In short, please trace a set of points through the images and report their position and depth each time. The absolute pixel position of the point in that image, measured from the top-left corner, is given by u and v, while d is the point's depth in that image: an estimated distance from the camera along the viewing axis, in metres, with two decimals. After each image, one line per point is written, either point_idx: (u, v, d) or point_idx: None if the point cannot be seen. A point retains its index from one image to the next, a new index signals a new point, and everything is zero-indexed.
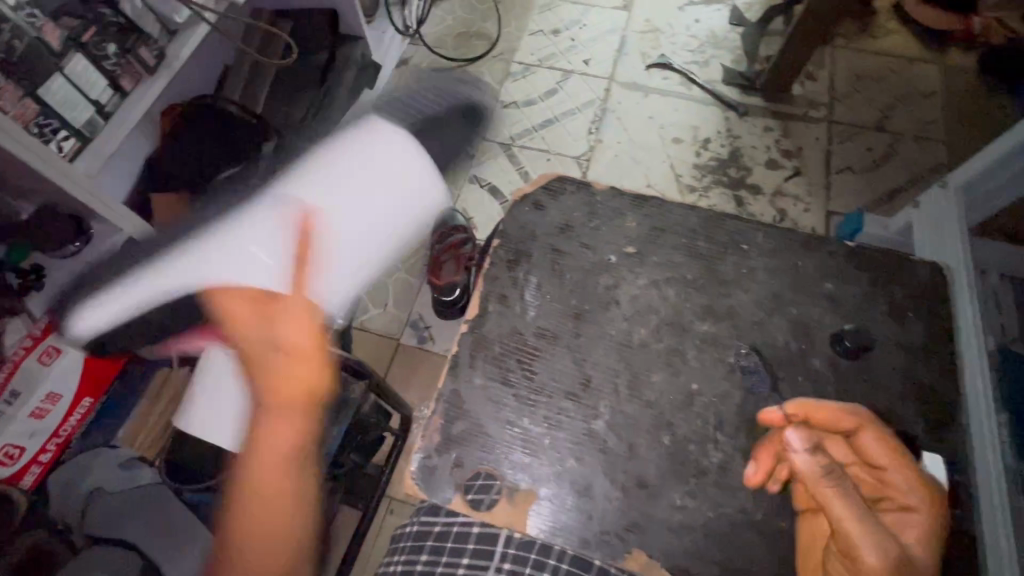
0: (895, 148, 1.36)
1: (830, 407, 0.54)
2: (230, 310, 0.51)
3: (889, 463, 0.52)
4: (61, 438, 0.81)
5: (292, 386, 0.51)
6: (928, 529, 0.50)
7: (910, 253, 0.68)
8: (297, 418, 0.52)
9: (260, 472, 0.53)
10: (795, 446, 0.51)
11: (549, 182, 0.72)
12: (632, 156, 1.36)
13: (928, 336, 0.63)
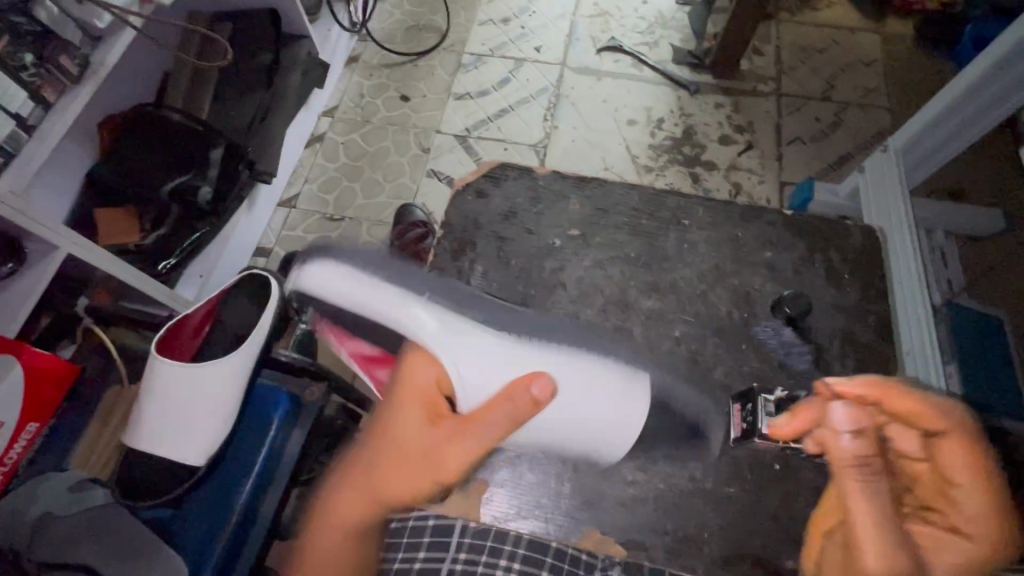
0: (841, 118, 1.39)
1: (917, 400, 0.50)
2: (412, 396, 0.53)
3: (962, 478, 0.50)
4: (8, 465, 0.76)
5: (416, 480, 0.50)
6: (977, 560, 0.49)
7: (846, 218, 0.70)
8: (366, 500, 0.52)
9: (330, 534, 0.52)
10: (846, 429, 0.47)
11: (493, 170, 0.72)
12: (588, 140, 1.36)
13: (862, 297, 0.65)
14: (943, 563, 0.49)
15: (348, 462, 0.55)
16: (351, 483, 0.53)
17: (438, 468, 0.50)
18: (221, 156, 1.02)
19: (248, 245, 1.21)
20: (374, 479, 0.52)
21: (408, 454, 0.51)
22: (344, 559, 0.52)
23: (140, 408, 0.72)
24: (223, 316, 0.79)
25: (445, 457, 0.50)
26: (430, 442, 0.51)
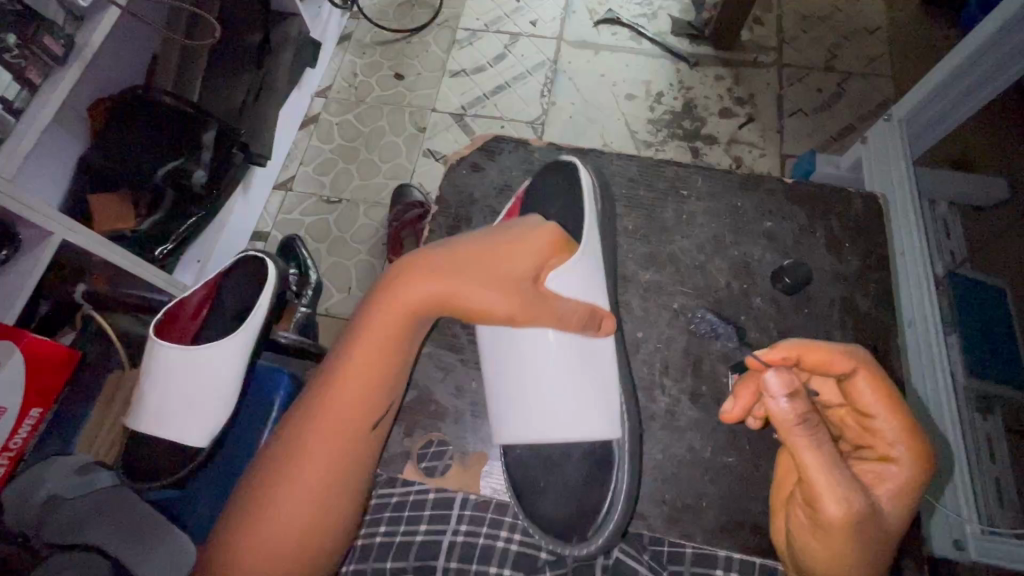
0: (844, 87, 1.36)
1: (821, 349, 0.50)
2: (516, 235, 0.57)
3: (878, 409, 0.50)
4: (14, 450, 0.77)
5: (481, 299, 0.54)
6: (911, 484, 0.48)
7: (849, 187, 0.69)
8: (435, 298, 0.55)
9: (367, 339, 0.55)
10: (782, 393, 0.45)
11: (487, 143, 0.75)
12: (586, 115, 1.33)
13: (863, 266, 0.64)
14: (887, 493, 0.48)
15: (429, 253, 0.57)
16: (416, 281, 0.55)
17: (505, 301, 0.54)
18: (213, 138, 1.01)
19: (245, 229, 1.21)
20: (447, 284, 0.54)
21: (452, 309, 0.56)
22: (377, 360, 0.55)
23: (140, 390, 0.72)
24: (222, 299, 0.78)
25: (503, 292, 0.54)
26: (514, 277, 0.55)
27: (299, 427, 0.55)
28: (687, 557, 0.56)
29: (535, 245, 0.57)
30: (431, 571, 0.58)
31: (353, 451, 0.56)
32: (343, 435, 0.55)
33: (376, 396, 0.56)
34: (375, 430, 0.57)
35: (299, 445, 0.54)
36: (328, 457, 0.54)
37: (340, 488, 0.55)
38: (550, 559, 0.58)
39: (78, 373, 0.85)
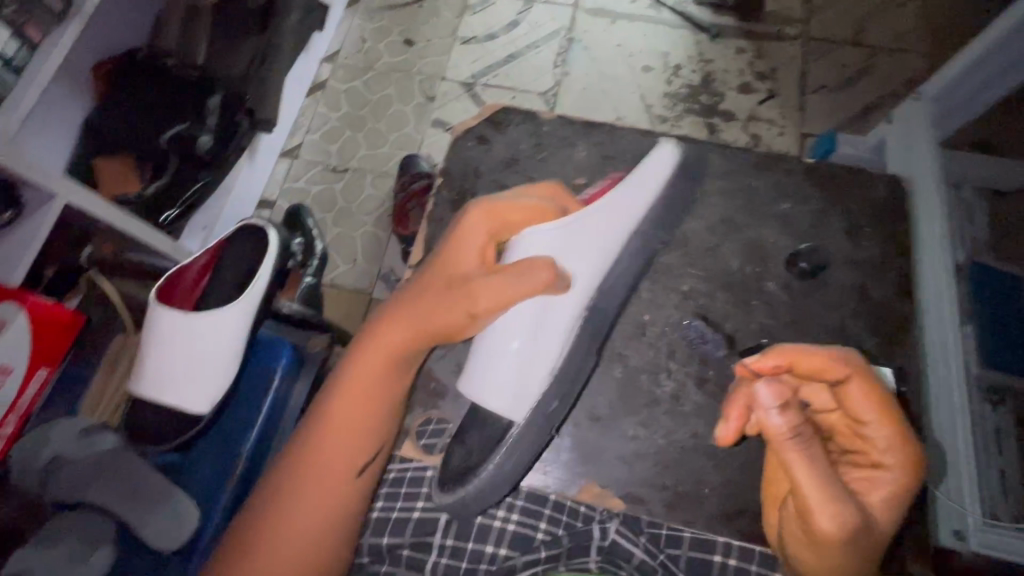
0: (871, 64, 1.30)
1: (814, 357, 0.50)
2: (470, 235, 0.57)
3: (871, 417, 0.50)
4: (21, 410, 0.77)
5: (451, 314, 0.54)
6: (903, 488, 0.49)
7: (870, 168, 0.65)
8: (409, 329, 0.56)
9: (353, 382, 0.56)
10: (770, 403, 0.47)
11: (494, 115, 0.72)
12: (601, 87, 1.29)
13: (883, 251, 0.62)
14: (878, 498, 0.49)
15: (404, 296, 0.58)
16: (395, 323, 0.56)
17: (472, 302, 0.53)
18: (219, 103, 0.97)
19: (252, 197, 1.19)
20: (422, 312, 0.55)
21: (409, 326, 0.56)
22: (364, 399, 0.56)
23: (142, 358, 0.72)
24: (224, 267, 0.77)
25: (476, 292, 0.54)
26: (473, 278, 0.55)
27: (287, 473, 0.55)
28: (684, 542, 0.56)
29: (496, 220, 0.58)
30: (427, 546, 0.58)
31: (344, 493, 0.55)
32: (332, 477, 0.55)
33: (365, 437, 0.56)
34: (364, 473, 0.57)
35: (290, 490, 0.54)
36: (318, 500, 0.54)
37: (335, 534, 0.54)
38: (546, 539, 0.57)
39: (83, 337, 0.84)
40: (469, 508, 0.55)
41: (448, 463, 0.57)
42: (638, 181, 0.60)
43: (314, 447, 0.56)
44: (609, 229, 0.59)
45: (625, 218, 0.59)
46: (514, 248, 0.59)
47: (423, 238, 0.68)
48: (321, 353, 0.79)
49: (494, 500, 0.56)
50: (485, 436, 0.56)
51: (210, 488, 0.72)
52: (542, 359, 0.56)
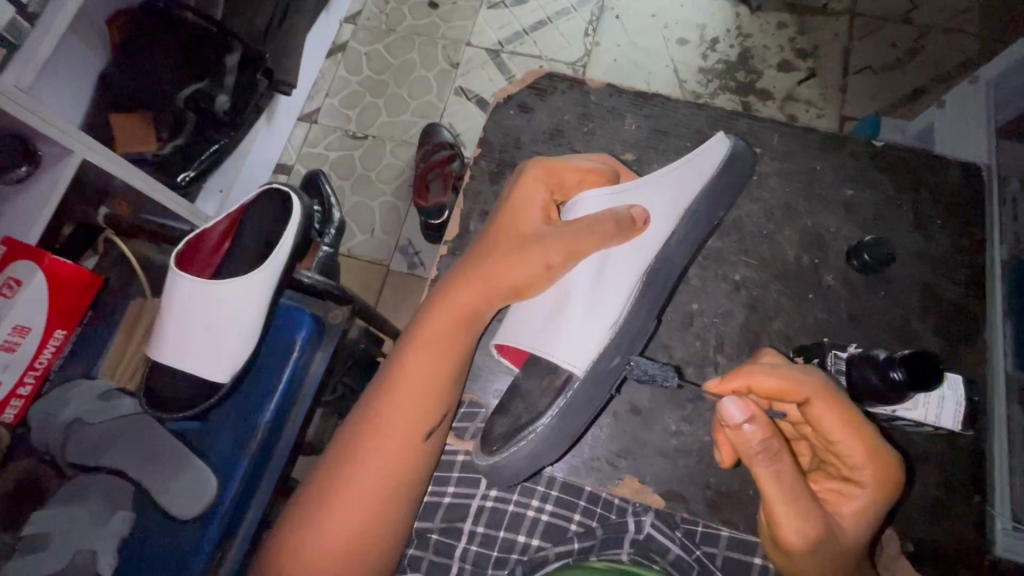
0: (921, 45, 1.20)
1: (774, 375, 0.45)
2: (531, 189, 0.56)
3: (841, 437, 0.46)
4: (39, 369, 0.75)
5: (527, 269, 0.52)
6: (875, 507, 0.46)
7: (945, 155, 0.63)
8: (479, 287, 0.53)
9: (422, 343, 0.53)
10: (733, 419, 0.44)
11: (537, 81, 0.73)
12: (633, 60, 1.21)
13: (955, 246, 0.60)
14: (848, 514, 0.46)
15: (471, 256, 0.55)
16: (465, 280, 0.53)
17: (546, 256, 0.52)
18: (236, 63, 0.95)
19: (269, 161, 1.16)
20: (491, 270, 0.53)
21: (483, 283, 0.53)
22: (432, 361, 0.53)
23: (160, 322, 0.70)
24: (244, 231, 0.75)
25: (551, 246, 0.52)
26: (541, 234, 0.53)
27: (353, 435, 0.53)
28: (722, 541, 0.57)
29: (555, 177, 0.57)
30: (457, 532, 0.58)
31: (409, 458, 0.52)
32: (395, 441, 0.52)
33: (434, 400, 0.53)
34: (430, 438, 0.53)
35: (355, 452, 0.52)
36: (384, 462, 0.51)
37: (398, 499, 0.52)
38: (580, 530, 0.58)
39: (100, 297, 0.81)
40: (524, 463, 0.52)
41: (490, 433, 0.54)
42: (694, 158, 0.58)
43: (384, 414, 0.52)
44: (671, 193, 0.57)
45: (685, 187, 0.57)
46: (572, 206, 0.57)
47: (459, 214, 0.69)
48: (341, 325, 0.74)
49: (547, 462, 0.53)
50: (518, 419, 0.53)
51: (229, 456, 0.71)
52: (604, 318, 0.53)
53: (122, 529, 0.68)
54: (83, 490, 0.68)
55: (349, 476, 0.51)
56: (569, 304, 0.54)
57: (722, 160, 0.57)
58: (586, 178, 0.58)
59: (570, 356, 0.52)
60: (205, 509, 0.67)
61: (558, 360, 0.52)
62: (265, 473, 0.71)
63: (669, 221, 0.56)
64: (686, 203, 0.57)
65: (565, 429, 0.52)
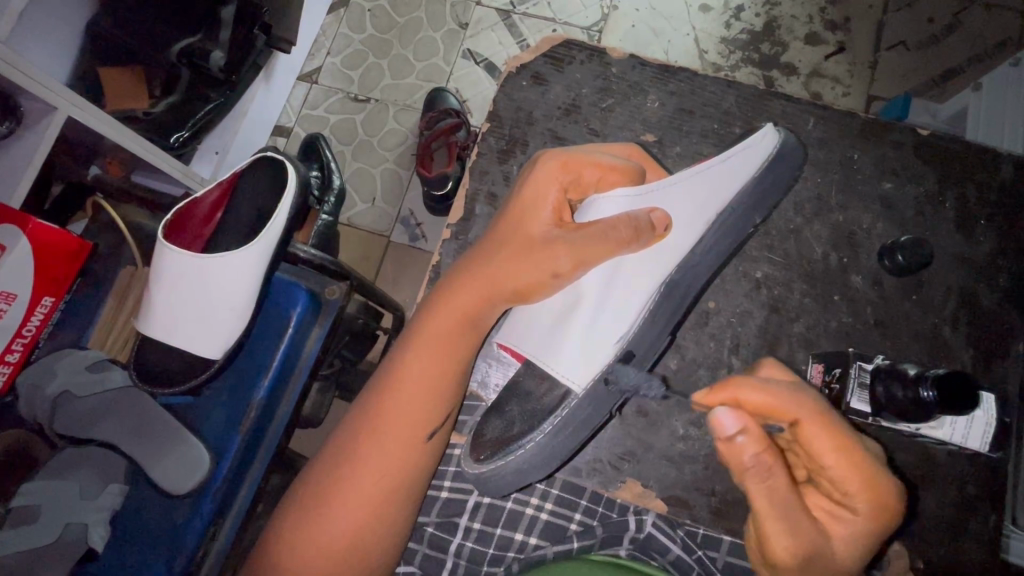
0: (962, 17, 1.06)
1: (761, 392, 0.42)
2: (545, 185, 0.51)
3: (831, 462, 0.41)
4: (28, 337, 0.72)
5: (534, 272, 0.49)
6: (869, 534, 0.41)
7: (996, 152, 0.63)
8: (483, 288, 0.50)
9: (425, 342, 0.51)
10: (724, 432, 0.41)
11: (554, 50, 0.68)
12: (651, 27, 1.11)
13: (995, 249, 0.61)
14: (838, 538, 0.42)
15: (475, 253, 0.52)
16: (469, 280, 0.51)
17: (554, 262, 0.49)
18: (233, 15, 0.86)
19: (266, 123, 1.10)
20: (495, 271, 0.50)
21: (486, 285, 0.50)
22: (434, 360, 0.51)
23: (148, 295, 0.67)
24: (237, 200, 0.71)
25: (558, 251, 0.49)
26: (549, 236, 0.49)
27: (353, 434, 0.51)
28: (723, 546, 0.58)
29: (573, 173, 0.52)
30: (453, 527, 0.60)
31: (410, 457, 0.51)
32: (397, 441, 0.50)
33: (436, 401, 0.51)
34: (432, 438, 0.52)
35: (355, 451, 0.50)
36: (387, 464, 0.50)
37: (399, 498, 0.51)
38: (579, 529, 0.59)
39: (90, 264, 0.78)
40: (508, 479, 0.51)
41: (482, 435, 0.52)
42: (731, 158, 0.53)
43: (383, 419, 0.50)
44: (701, 198, 0.53)
45: (717, 192, 0.53)
46: (589, 207, 0.54)
47: (465, 193, 0.66)
48: (339, 301, 0.70)
49: (533, 479, 0.52)
50: (519, 420, 0.51)
51: (223, 432, 0.69)
52: (613, 330, 0.52)
53: (112, 504, 0.65)
54: (73, 463, 0.65)
55: (346, 480, 0.50)
56: (577, 314, 0.52)
57: (769, 157, 0.53)
58: (607, 175, 0.52)
59: (570, 369, 0.51)
60: (198, 486, 0.65)
61: (556, 373, 0.51)
62: (260, 449, 0.69)
63: (695, 229, 0.52)
64: (716, 210, 0.52)
65: (559, 441, 0.50)
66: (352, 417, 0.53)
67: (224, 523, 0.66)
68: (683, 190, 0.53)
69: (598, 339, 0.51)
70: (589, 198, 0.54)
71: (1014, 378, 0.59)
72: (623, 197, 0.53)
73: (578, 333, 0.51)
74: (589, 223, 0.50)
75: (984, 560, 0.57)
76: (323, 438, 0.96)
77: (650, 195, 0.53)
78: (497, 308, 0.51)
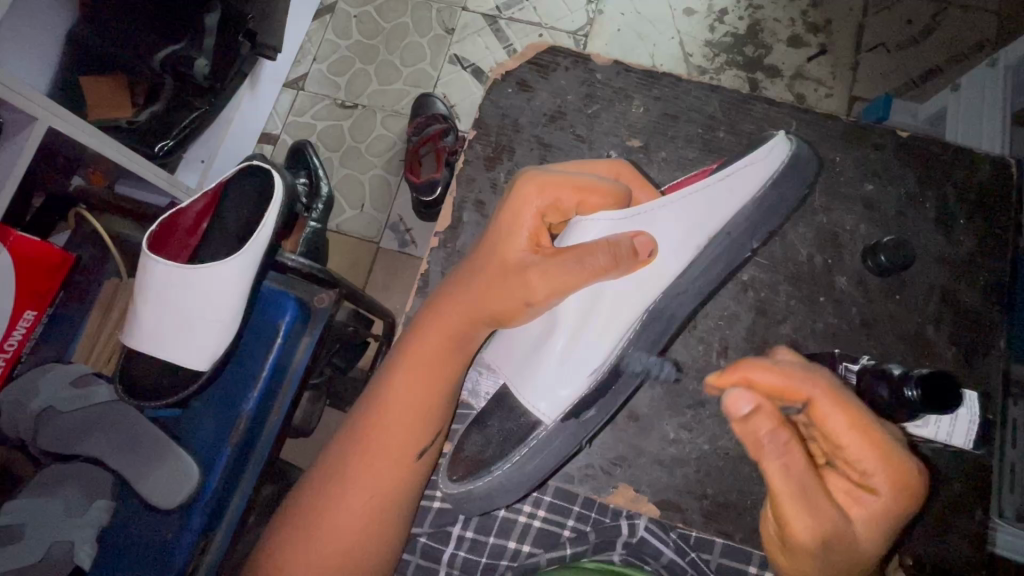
0: (939, 20, 1.08)
1: (772, 371, 0.42)
2: (521, 210, 0.49)
3: (848, 439, 0.41)
4: (10, 352, 0.71)
5: (507, 300, 0.48)
6: (888, 513, 0.42)
7: (974, 151, 0.64)
8: (464, 312, 0.50)
9: (410, 364, 0.51)
10: (740, 412, 0.40)
11: (539, 57, 0.69)
12: (636, 31, 1.11)
13: (976, 248, 0.62)
14: (860, 520, 0.42)
15: (458, 273, 0.52)
16: (455, 301, 0.50)
17: (528, 291, 0.48)
18: (217, 23, 0.85)
19: (253, 131, 1.10)
20: (473, 296, 0.49)
21: (470, 308, 0.50)
22: (421, 381, 0.51)
23: (131, 311, 0.66)
24: (222, 213, 0.70)
25: (531, 280, 0.47)
26: (524, 263, 0.48)
27: (342, 453, 0.51)
28: (716, 548, 0.59)
29: (551, 196, 0.48)
30: (446, 536, 0.60)
31: (399, 478, 0.51)
32: (386, 461, 0.50)
33: (424, 422, 0.51)
34: (422, 457, 0.52)
35: (347, 470, 0.50)
36: (376, 485, 0.50)
37: (389, 518, 0.51)
38: (572, 536, 0.59)
39: (72, 276, 0.77)
40: (476, 504, 0.52)
41: (474, 449, 0.52)
42: (730, 175, 0.51)
43: (372, 440, 0.51)
44: (688, 220, 0.51)
45: (707, 213, 0.51)
46: (571, 229, 0.51)
47: (452, 200, 0.66)
48: (328, 309, 0.69)
49: (501, 503, 0.52)
50: (498, 437, 0.52)
51: (212, 446, 0.68)
52: (589, 356, 0.51)
53: (100, 520, 0.64)
54: (57, 480, 0.64)
55: (336, 501, 0.50)
56: (555, 337, 0.51)
57: (782, 166, 0.52)
58: (587, 198, 0.49)
59: (540, 400, 0.51)
60: (188, 497, 0.64)
61: (526, 402, 0.51)
62: (249, 463, 0.68)
63: (685, 254, 0.51)
64: (706, 234, 0.51)
65: (528, 470, 0.50)
66: (341, 435, 0.53)
67: (216, 534, 0.65)
68: (675, 209, 0.51)
69: (574, 366, 0.51)
70: (577, 218, 0.51)
71: (997, 374, 0.60)
72: (608, 219, 0.50)
73: (556, 361, 0.51)
74: (570, 247, 0.48)
75: (972, 555, 0.58)
76: (314, 448, 0.95)
77: (641, 216, 0.51)
78: (480, 330, 0.51)
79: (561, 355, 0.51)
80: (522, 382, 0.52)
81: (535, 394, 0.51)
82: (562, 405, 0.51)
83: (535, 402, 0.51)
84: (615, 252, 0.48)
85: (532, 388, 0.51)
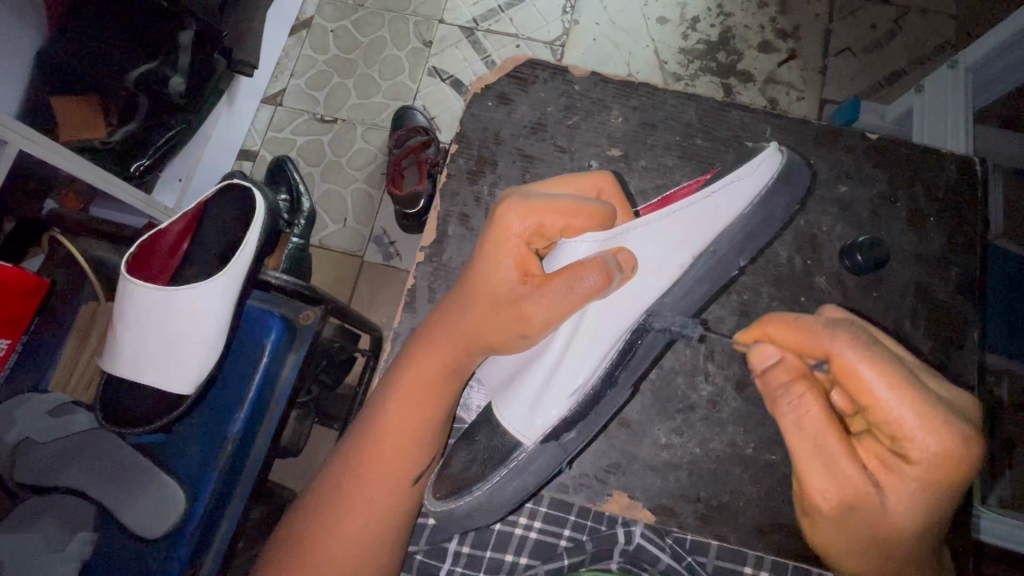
0: (900, 24, 1.12)
1: (789, 328, 0.44)
2: (506, 237, 0.48)
3: (870, 401, 0.40)
4: None
5: (503, 331, 0.48)
6: (927, 485, 0.40)
7: (941, 150, 0.66)
8: (457, 339, 0.50)
9: (403, 389, 0.51)
10: (763, 362, 0.45)
11: (517, 70, 0.70)
12: (611, 40, 1.13)
13: (946, 244, 0.64)
14: (892, 489, 0.41)
15: (448, 300, 0.51)
16: (449, 328, 0.50)
17: (525, 322, 0.48)
18: (192, 40, 0.84)
19: (231, 147, 1.09)
20: (467, 325, 0.49)
21: (463, 333, 0.50)
22: (414, 405, 0.51)
23: (112, 336, 0.65)
24: (201, 237, 0.69)
25: (524, 310, 0.47)
26: (514, 293, 0.47)
27: (338, 477, 0.51)
28: (712, 551, 0.60)
29: (535, 220, 0.47)
30: (442, 553, 0.59)
31: (397, 500, 0.51)
32: (383, 485, 0.50)
33: (419, 445, 0.51)
34: (419, 479, 0.52)
35: (342, 493, 0.50)
36: (375, 507, 0.50)
37: (387, 541, 0.50)
38: (569, 545, 0.60)
39: (48, 301, 0.74)
40: (457, 522, 0.53)
41: (464, 469, 0.52)
42: (718, 190, 0.51)
43: (368, 463, 0.50)
44: (671, 237, 0.51)
45: (696, 230, 0.51)
46: (558, 252, 0.51)
47: (437, 214, 0.66)
48: (314, 326, 0.69)
49: (481, 522, 0.53)
50: (483, 454, 0.52)
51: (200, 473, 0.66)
52: (577, 375, 0.51)
53: (82, 553, 0.61)
54: (37, 514, 0.61)
55: (330, 527, 0.49)
56: (541, 357, 0.50)
57: (774, 177, 0.52)
58: (572, 221, 0.48)
59: (520, 424, 0.51)
60: (174, 526, 0.62)
61: (508, 426, 0.51)
62: (235, 493, 0.66)
63: (673, 272, 0.51)
64: (692, 252, 0.51)
65: (508, 490, 0.51)
66: (336, 459, 0.52)
67: (205, 562, 0.64)
68: (665, 221, 0.51)
69: (562, 381, 0.50)
70: (564, 239, 0.51)
71: (975, 365, 0.62)
72: (595, 238, 0.50)
73: (548, 375, 0.50)
74: (561, 269, 0.48)
75: (959, 544, 0.59)
76: (305, 467, 0.94)
77: (627, 232, 0.51)
78: (470, 356, 0.50)
79: (556, 366, 0.50)
80: (501, 408, 0.52)
81: (518, 424, 0.51)
82: (542, 427, 0.50)
83: (514, 428, 0.51)
84: (607, 271, 0.47)
85: (512, 414, 0.51)
